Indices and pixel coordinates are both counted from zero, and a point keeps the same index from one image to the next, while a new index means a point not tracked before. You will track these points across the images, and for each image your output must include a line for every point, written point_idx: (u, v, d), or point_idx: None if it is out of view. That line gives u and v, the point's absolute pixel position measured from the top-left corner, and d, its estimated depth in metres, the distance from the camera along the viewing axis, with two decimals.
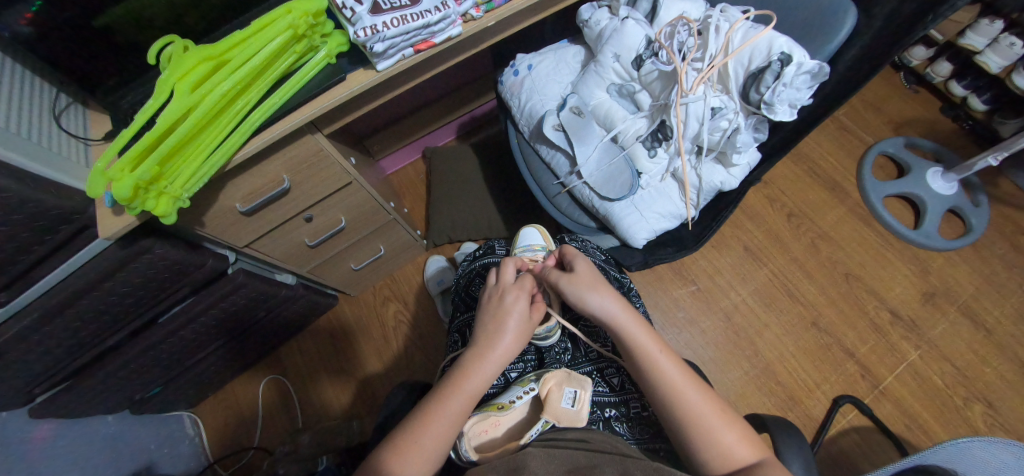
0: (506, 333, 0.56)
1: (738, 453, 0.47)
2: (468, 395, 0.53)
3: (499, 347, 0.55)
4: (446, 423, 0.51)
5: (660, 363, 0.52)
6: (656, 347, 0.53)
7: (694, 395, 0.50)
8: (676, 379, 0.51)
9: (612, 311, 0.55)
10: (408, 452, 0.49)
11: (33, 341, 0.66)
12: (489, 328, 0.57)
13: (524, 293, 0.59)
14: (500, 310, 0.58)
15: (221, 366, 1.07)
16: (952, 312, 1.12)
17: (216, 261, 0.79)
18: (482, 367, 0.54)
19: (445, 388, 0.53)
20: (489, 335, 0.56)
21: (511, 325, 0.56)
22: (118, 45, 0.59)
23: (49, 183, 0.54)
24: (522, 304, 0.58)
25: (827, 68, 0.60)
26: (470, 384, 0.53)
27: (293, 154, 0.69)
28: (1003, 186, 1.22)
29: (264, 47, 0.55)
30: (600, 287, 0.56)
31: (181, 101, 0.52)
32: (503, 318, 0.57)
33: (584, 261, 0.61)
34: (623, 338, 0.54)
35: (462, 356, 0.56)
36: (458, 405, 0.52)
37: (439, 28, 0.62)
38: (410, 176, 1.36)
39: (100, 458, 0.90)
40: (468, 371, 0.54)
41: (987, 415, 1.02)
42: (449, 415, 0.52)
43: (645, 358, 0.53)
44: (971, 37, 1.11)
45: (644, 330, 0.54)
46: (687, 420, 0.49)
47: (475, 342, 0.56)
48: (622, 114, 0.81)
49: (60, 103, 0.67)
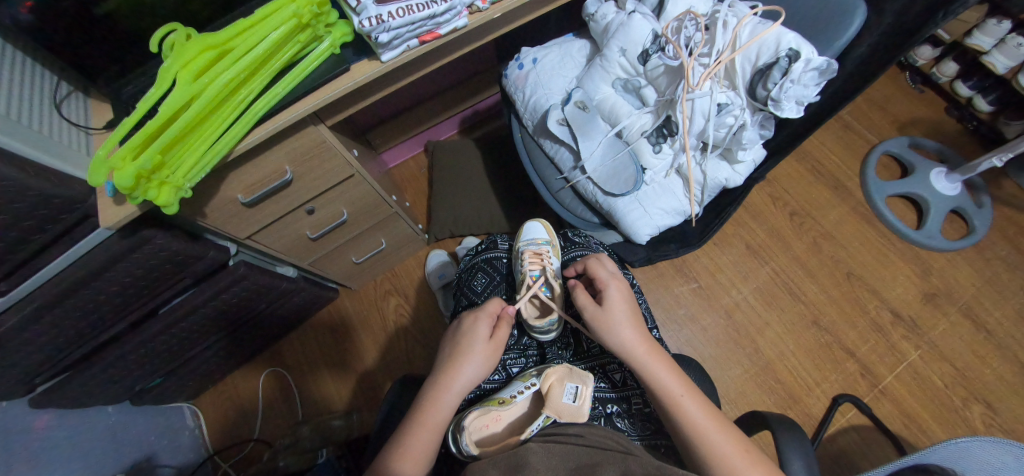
0: (466, 358, 0.57)
1: None
2: (435, 425, 0.52)
3: (462, 374, 0.56)
4: (413, 455, 0.50)
5: (683, 404, 0.51)
6: (680, 386, 0.53)
7: (718, 436, 0.49)
8: (701, 419, 0.50)
9: (635, 348, 0.56)
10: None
11: (34, 331, 0.65)
12: (452, 357, 0.58)
13: (486, 319, 0.61)
14: (463, 339, 0.59)
15: (222, 358, 1.07)
16: (952, 312, 1.12)
17: (217, 253, 0.79)
18: (446, 394, 0.54)
19: (409, 422, 0.53)
20: (450, 363, 0.57)
21: (470, 350, 0.57)
22: (120, 32, 0.59)
23: (49, 172, 0.54)
24: (480, 327, 0.60)
25: (835, 65, 0.60)
26: (433, 415, 0.53)
27: (294, 146, 0.69)
28: (1007, 188, 1.22)
29: (268, 36, 0.55)
30: (625, 322, 0.58)
31: (184, 90, 0.52)
32: (463, 344, 0.58)
33: (617, 291, 0.62)
34: (646, 376, 0.54)
35: (426, 388, 0.56)
36: (425, 435, 0.51)
37: (444, 19, 0.62)
38: (413, 170, 1.36)
39: (100, 449, 0.90)
40: (432, 401, 0.54)
41: (985, 416, 1.03)
42: (415, 447, 0.51)
43: (668, 397, 0.52)
44: (978, 37, 1.10)
45: (667, 366, 0.54)
46: (711, 462, 0.48)
47: (438, 372, 0.57)
48: (627, 110, 0.80)
49: (62, 91, 0.66)
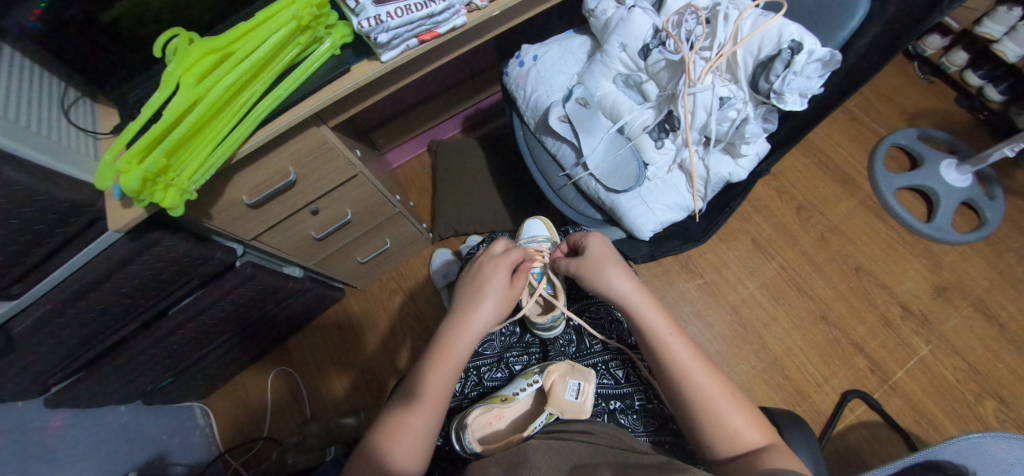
0: (485, 300, 0.59)
1: (743, 435, 0.49)
2: (452, 363, 0.56)
3: (479, 319, 0.58)
4: (432, 392, 0.54)
5: (671, 345, 0.54)
6: (669, 328, 0.56)
7: (705, 379, 0.52)
8: (686, 360, 0.54)
9: (626, 291, 0.59)
10: (399, 417, 0.53)
11: (47, 332, 0.67)
12: (471, 299, 0.59)
13: (505, 266, 0.62)
14: (484, 283, 0.60)
15: (231, 358, 1.08)
16: (964, 306, 1.10)
17: (224, 254, 0.80)
18: (463, 337, 0.57)
19: (428, 358, 0.56)
20: (469, 303, 0.59)
21: (490, 292, 0.59)
22: (125, 38, 0.60)
23: (58, 176, 0.55)
24: (501, 272, 0.61)
25: (839, 56, 0.59)
26: (451, 352, 0.56)
27: (297, 147, 0.69)
28: (1019, 178, 1.19)
29: (268, 39, 0.55)
30: (616, 269, 0.60)
31: (187, 93, 0.52)
32: (484, 286, 0.60)
33: (597, 239, 0.65)
34: (636, 318, 0.57)
35: (445, 328, 0.58)
36: (443, 373, 0.55)
37: (442, 18, 0.62)
38: (416, 169, 1.36)
39: (114, 448, 0.92)
40: (450, 339, 0.57)
41: (999, 411, 1.01)
42: (432, 385, 0.54)
43: (657, 339, 0.55)
44: (989, 25, 1.08)
45: (657, 309, 0.57)
46: (696, 402, 0.51)
47: (457, 314, 0.59)
48: (628, 105, 0.80)
49: (70, 97, 0.68)
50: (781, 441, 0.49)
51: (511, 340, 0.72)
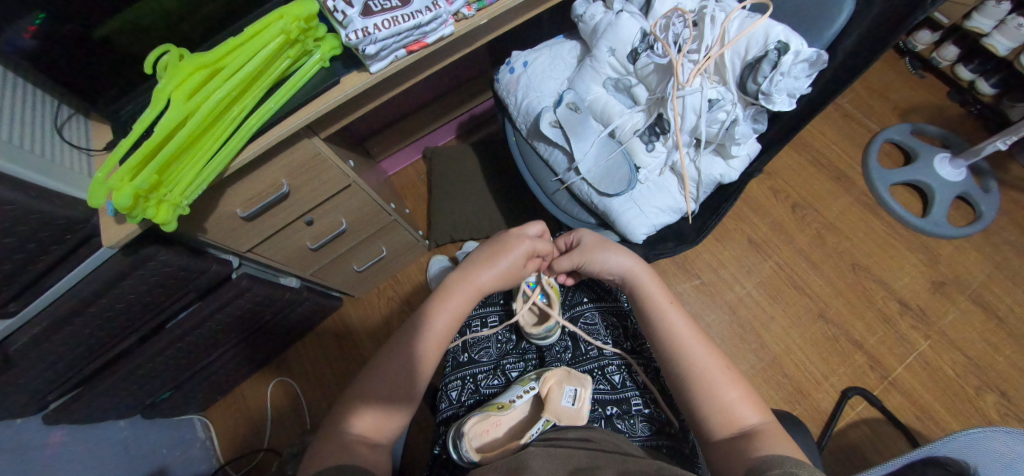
0: (497, 266, 0.64)
1: (737, 408, 0.49)
2: (453, 314, 0.61)
3: (485, 278, 0.64)
4: (432, 339, 0.59)
5: (671, 316, 0.57)
6: (671, 303, 0.59)
7: (699, 350, 0.54)
8: (685, 333, 0.56)
9: (629, 269, 0.63)
10: (399, 357, 0.56)
11: (44, 349, 0.67)
12: (484, 259, 0.65)
13: (529, 246, 0.66)
14: (501, 247, 0.65)
15: (230, 369, 1.08)
16: (962, 300, 1.10)
17: (220, 267, 0.80)
18: (467, 290, 0.63)
19: (433, 303, 0.62)
20: (484, 263, 0.64)
21: (504, 261, 0.64)
22: (117, 56, 0.60)
23: (52, 194, 0.55)
24: (524, 246, 0.65)
25: (825, 55, 0.59)
26: (453, 303, 0.62)
27: (290, 159, 0.70)
28: (1014, 171, 1.19)
29: (258, 53, 0.56)
30: (620, 251, 0.64)
31: (177, 109, 0.52)
32: (502, 252, 0.65)
33: (594, 235, 0.68)
34: (639, 293, 0.61)
35: (450, 282, 0.64)
36: (443, 322, 0.60)
37: (430, 28, 0.62)
38: (411, 177, 1.36)
39: (114, 462, 0.92)
40: (455, 292, 0.63)
41: (1000, 405, 1.01)
42: (435, 331, 0.60)
43: (658, 311, 0.58)
44: (977, 19, 1.08)
45: (656, 285, 0.61)
46: (690, 373, 0.52)
47: (467, 269, 0.64)
48: (618, 109, 0.80)
49: (63, 115, 0.68)
50: (776, 421, 0.49)
51: (507, 347, 0.72)
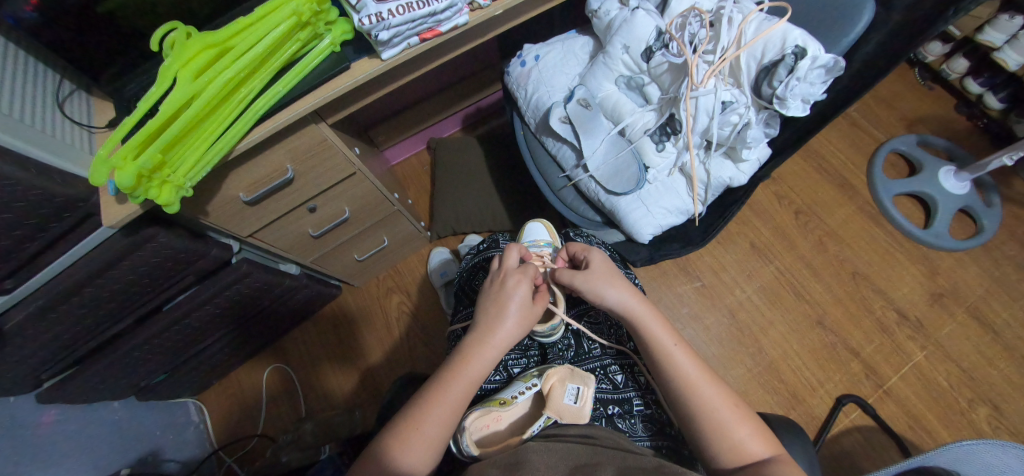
0: (507, 320, 0.57)
1: (748, 445, 0.48)
2: (468, 379, 0.55)
3: (501, 333, 0.57)
4: (445, 405, 0.53)
5: (675, 357, 0.54)
6: (671, 339, 0.55)
7: (707, 389, 0.51)
8: (690, 371, 0.53)
9: (628, 303, 0.58)
10: (408, 429, 0.51)
11: (39, 327, 0.66)
12: (492, 315, 0.58)
13: (528, 282, 0.60)
14: (501, 296, 0.59)
15: (226, 354, 1.08)
16: (959, 313, 1.11)
17: (219, 251, 0.79)
18: (482, 349, 0.56)
19: (449, 368, 0.55)
20: (491, 321, 0.57)
21: (511, 313, 0.57)
22: (122, 31, 0.58)
23: (52, 171, 0.54)
24: (524, 290, 0.59)
25: (843, 62, 0.58)
26: (471, 368, 0.55)
27: (295, 144, 0.69)
28: (1017, 187, 1.20)
29: (268, 35, 0.55)
30: (620, 278, 0.59)
31: (184, 88, 0.51)
32: (504, 305, 0.58)
33: (598, 255, 0.63)
34: (640, 330, 0.56)
35: (461, 346, 0.57)
36: (459, 387, 0.54)
37: (445, 16, 0.61)
38: (415, 167, 1.35)
39: (106, 444, 0.91)
40: (470, 355, 0.56)
41: (992, 418, 1.02)
42: (447, 398, 0.53)
43: (661, 351, 0.54)
44: (990, 33, 1.08)
45: (659, 323, 0.56)
46: (698, 413, 0.50)
47: (476, 330, 0.58)
48: (630, 107, 0.79)
49: (64, 90, 0.67)
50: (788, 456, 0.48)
51: None
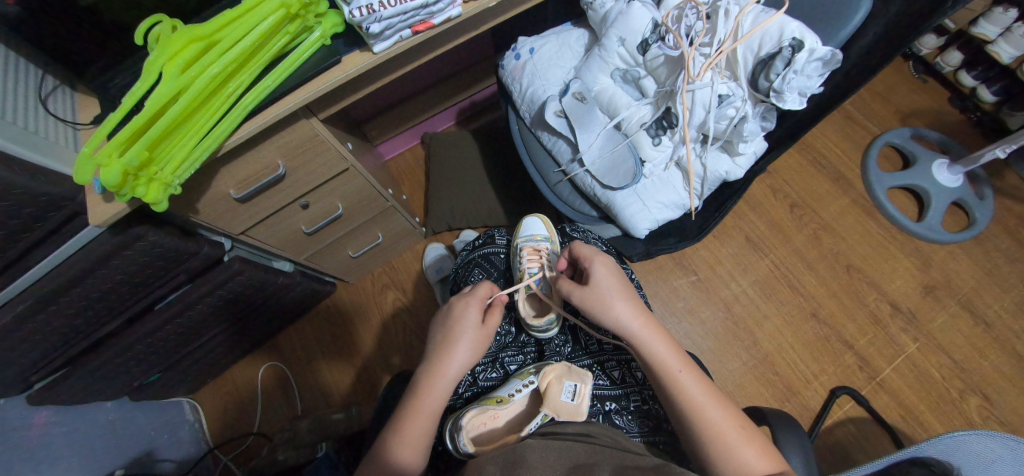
0: (459, 345, 0.58)
1: (755, 467, 0.46)
2: (427, 414, 0.55)
3: (456, 362, 0.58)
4: (407, 444, 0.52)
5: (682, 380, 0.52)
6: (676, 361, 0.54)
7: (714, 412, 0.50)
8: (696, 393, 0.51)
9: (632, 324, 0.56)
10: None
11: (27, 328, 0.65)
12: (444, 344, 0.59)
13: (475, 305, 0.62)
14: (451, 325, 0.60)
15: (220, 352, 1.07)
16: (951, 304, 1.12)
17: (211, 249, 0.78)
18: (439, 382, 0.56)
19: (406, 406, 0.55)
20: (443, 350, 0.58)
21: (461, 337, 0.59)
22: (106, 25, 0.57)
23: (37, 169, 0.53)
24: (471, 312, 0.61)
25: (840, 55, 0.57)
26: (428, 402, 0.55)
27: (287, 139, 0.67)
28: (1009, 179, 1.21)
29: (256, 27, 0.53)
30: (620, 294, 0.58)
31: (171, 83, 0.50)
32: (455, 332, 0.59)
33: (602, 266, 0.61)
34: (645, 351, 0.55)
35: (417, 382, 0.57)
36: (418, 423, 0.54)
37: (437, 8, 0.60)
38: (409, 162, 1.34)
39: (99, 444, 0.90)
40: (426, 389, 0.56)
41: (983, 408, 1.03)
42: (411, 435, 0.53)
43: (666, 374, 0.53)
44: (984, 26, 1.08)
45: (666, 345, 0.55)
46: (705, 436, 0.49)
47: (429, 362, 0.58)
48: (626, 101, 0.78)
49: (48, 85, 0.65)
50: None
51: (506, 340, 0.72)
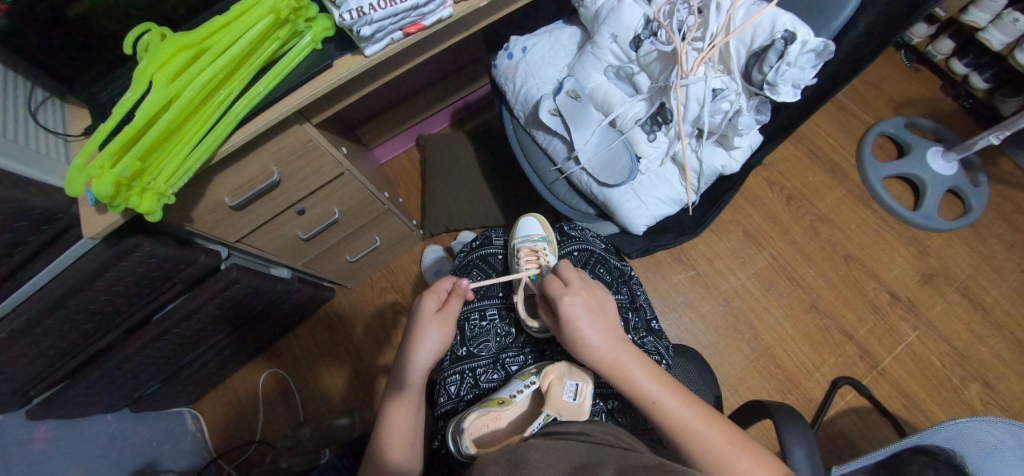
0: (425, 335, 0.59)
1: None
2: (409, 407, 0.56)
3: (422, 354, 0.58)
4: (395, 438, 0.55)
5: (666, 405, 0.50)
6: (658, 388, 0.51)
7: (702, 430, 0.48)
8: (684, 417, 0.49)
9: (606, 356, 0.53)
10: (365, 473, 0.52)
11: (25, 343, 0.64)
12: (413, 337, 0.59)
13: (434, 296, 0.61)
14: (417, 319, 0.60)
15: (220, 361, 1.06)
16: (950, 292, 1.12)
17: (208, 257, 0.77)
18: (410, 376, 0.57)
19: (389, 403, 0.57)
20: (411, 344, 0.59)
21: (426, 327, 0.59)
22: (94, 36, 0.56)
23: (28, 183, 0.52)
24: (431, 303, 0.61)
25: (832, 46, 0.57)
26: (409, 394, 0.57)
27: (281, 146, 0.67)
28: (1003, 166, 1.21)
29: (244, 34, 0.53)
30: (593, 323, 0.55)
31: (160, 92, 0.49)
32: (420, 324, 0.59)
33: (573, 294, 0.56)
34: (626, 383, 0.52)
35: (393, 383, 0.58)
36: (405, 417, 0.56)
37: (428, 9, 0.59)
38: (404, 165, 1.34)
39: (100, 458, 0.90)
40: (404, 384, 0.57)
41: (983, 394, 1.04)
42: (398, 430, 0.55)
43: (649, 401, 0.51)
44: (974, 13, 1.08)
45: (645, 371, 0.52)
46: (697, 459, 0.47)
47: (403, 358, 0.59)
48: (620, 98, 0.79)
49: (38, 98, 0.64)
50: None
51: (507, 341, 0.72)
